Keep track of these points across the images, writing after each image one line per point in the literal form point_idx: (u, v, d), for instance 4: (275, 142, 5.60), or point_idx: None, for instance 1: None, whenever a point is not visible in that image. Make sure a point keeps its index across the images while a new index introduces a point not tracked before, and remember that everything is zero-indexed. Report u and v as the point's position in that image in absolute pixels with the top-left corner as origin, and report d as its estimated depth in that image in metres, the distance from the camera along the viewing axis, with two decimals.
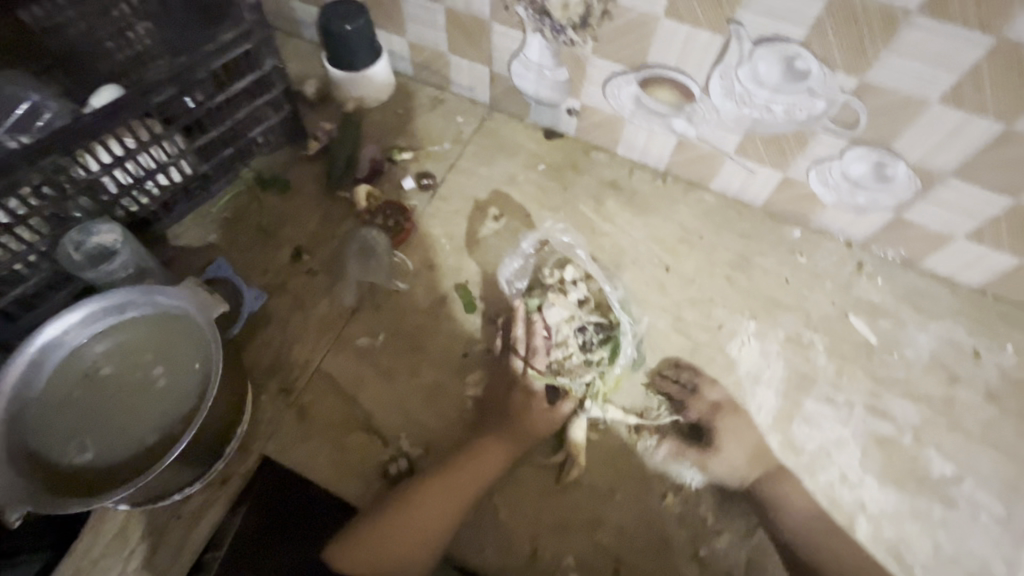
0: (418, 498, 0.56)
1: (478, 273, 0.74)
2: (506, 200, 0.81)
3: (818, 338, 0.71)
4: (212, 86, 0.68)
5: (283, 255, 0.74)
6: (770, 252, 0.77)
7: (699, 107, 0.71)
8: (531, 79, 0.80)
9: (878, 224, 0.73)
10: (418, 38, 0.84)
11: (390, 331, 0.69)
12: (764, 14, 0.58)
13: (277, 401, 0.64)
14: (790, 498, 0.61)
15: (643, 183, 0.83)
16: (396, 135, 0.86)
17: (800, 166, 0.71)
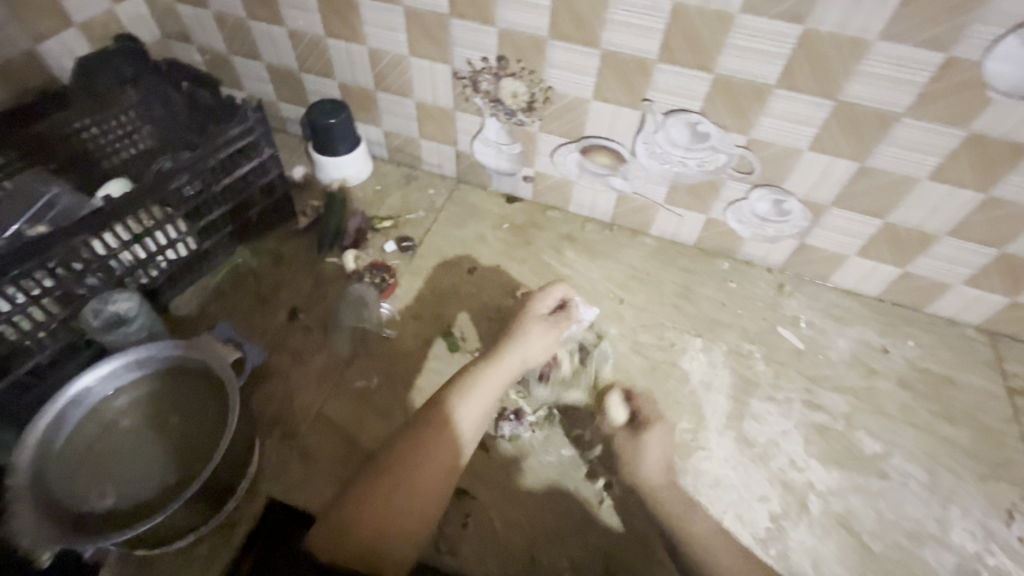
0: (418, 480, 0.55)
1: (458, 318, 0.84)
2: (478, 255, 0.93)
3: (755, 348, 0.83)
4: (218, 172, 0.79)
5: (280, 315, 0.83)
6: (706, 282, 0.91)
7: (631, 167, 0.86)
8: (491, 154, 0.95)
9: (788, 251, 0.88)
10: (392, 127, 0.98)
11: (384, 374, 0.77)
12: (668, 92, 0.74)
13: (280, 447, 0.70)
14: (753, 484, 0.69)
15: (593, 233, 0.97)
16: (377, 208, 0.98)
17: (718, 208, 0.87)
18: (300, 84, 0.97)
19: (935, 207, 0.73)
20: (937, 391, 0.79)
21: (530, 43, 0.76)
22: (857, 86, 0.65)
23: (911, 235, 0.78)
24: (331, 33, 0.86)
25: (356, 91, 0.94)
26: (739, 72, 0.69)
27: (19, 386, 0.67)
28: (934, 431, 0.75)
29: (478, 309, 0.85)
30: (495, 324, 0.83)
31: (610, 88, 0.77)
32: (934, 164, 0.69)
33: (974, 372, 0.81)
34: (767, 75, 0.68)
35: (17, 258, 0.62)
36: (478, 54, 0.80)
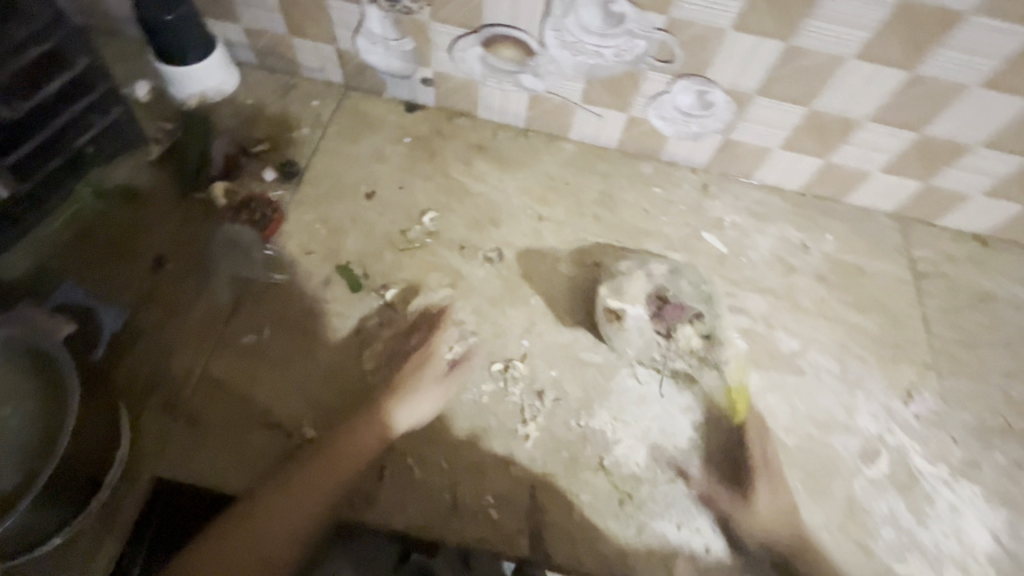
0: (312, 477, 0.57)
1: (359, 251, 0.74)
2: (378, 176, 0.81)
3: (677, 255, 0.79)
4: (14, 92, 0.62)
5: (141, 266, 0.70)
6: (630, 187, 0.84)
7: (541, 61, 0.75)
8: (379, 53, 0.80)
9: (712, 148, 0.82)
10: (252, 22, 0.80)
11: (277, 324, 0.67)
12: None
13: (163, 416, 0.61)
14: (677, 395, 0.68)
15: (507, 140, 0.86)
16: (251, 128, 0.82)
17: (639, 103, 0.78)
18: None
19: (858, 90, 0.68)
20: (850, 282, 0.80)
21: None
22: None
23: (834, 123, 0.73)
24: None
25: None
26: None
27: None
28: (846, 322, 0.76)
29: (381, 240, 0.75)
30: (403, 254, 0.75)
31: None
32: (864, 41, 0.63)
33: (886, 260, 0.82)
34: None
35: None
36: None
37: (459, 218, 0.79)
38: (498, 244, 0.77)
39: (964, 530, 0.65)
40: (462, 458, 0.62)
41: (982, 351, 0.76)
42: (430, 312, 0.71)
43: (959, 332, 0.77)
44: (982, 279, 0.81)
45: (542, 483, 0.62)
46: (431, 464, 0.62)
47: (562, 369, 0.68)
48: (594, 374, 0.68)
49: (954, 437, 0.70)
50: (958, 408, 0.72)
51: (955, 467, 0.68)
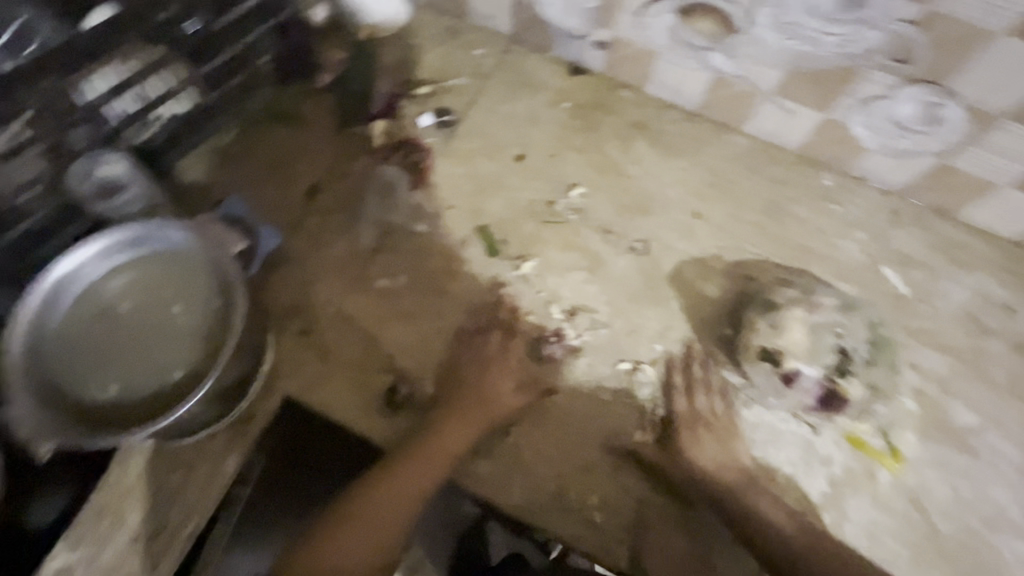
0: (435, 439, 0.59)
1: (500, 216, 0.71)
2: (530, 140, 0.77)
3: (845, 286, 0.70)
4: (217, 6, 0.63)
5: (298, 192, 0.72)
6: (803, 199, 0.74)
7: (741, 40, 0.66)
8: (559, 7, 0.74)
9: (918, 171, 0.70)
10: None
11: (412, 274, 0.67)
12: None
13: (298, 340, 0.64)
14: (819, 445, 0.60)
15: (672, 123, 0.79)
16: (413, 69, 0.81)
17: (845, 105, 0.67)
18: None
19: None
20: None
21: None
22: None
23: None
24: None
25: None
26: None
27: (12, 248, 0.60)
28: None
29: (523, 209, 0.72)
30: (543, 227, 0.71)
31: None
32: None
33: None
34: None
35: None
36: None
37: (607, 200, 0.73)
38: (643, 236, 0.71)
39: None
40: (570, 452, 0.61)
41: None
42: (563, 294, 0.67)
43: None
44: None
45: (647, 494, 0.60)
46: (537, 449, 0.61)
47: (691, 385, 0.63)
48: (727, 400, 0.62)
49: None
50: None
51: None
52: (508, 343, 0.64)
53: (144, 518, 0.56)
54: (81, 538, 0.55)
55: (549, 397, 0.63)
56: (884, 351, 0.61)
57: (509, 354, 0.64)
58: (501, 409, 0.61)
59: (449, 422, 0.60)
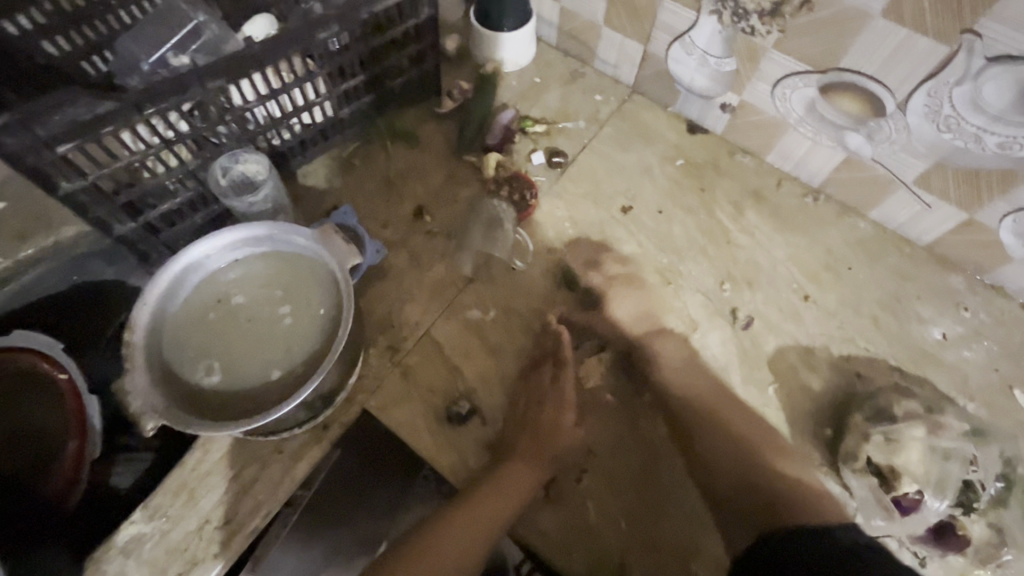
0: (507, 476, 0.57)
1: (598, 265, 0.70)
2: (638, 192, 0.76)
3: (970, 403, 0.63)
4: (369, 30, 0.67)
5: (405, 211, 0.74)
6: (928, 299, 0.68)
7: (888, 125, 0.62)
8: (690, 66, 0.73)
9: None
10: (572, 5, 0.78)
11: (502, 309, 0.67)
12: (1016, 26, 0.48)
13: (384, 356, 0.64)
14: None
15: (790, 196, 0.75)
16: (531, 106, 0.82)
17: (996, 210, 0.61)
18: None
19: None
20: None
21: None
22: None
23: None
24: None
25: None
26: None
27: (148, 227, 0.64)
28: None
29: (623, 261, 0.71)
30: (640, 283, 0.69)
31: (920, 6, 0.52)
32: None
33: None
34: None
35: (154, 95, 0.54)
36: None
37: (710, 266, 0.71)
38: (745, 310, 0.68)
39: None
40: (636, 518, 0.58)
41: None
42: (654, 357, 0.64)
43: None
44: None
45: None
46: (603, 509, 0.58)
47: None
48: None
49: None
50: None
51: None
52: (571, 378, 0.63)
53: (214, 506, 0.57)
54: (156, 510, 0.56)
55: (620, 455, 0.60)
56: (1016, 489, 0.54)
57: (566, 389, 0.62)
58: (569, 445, 0.59)
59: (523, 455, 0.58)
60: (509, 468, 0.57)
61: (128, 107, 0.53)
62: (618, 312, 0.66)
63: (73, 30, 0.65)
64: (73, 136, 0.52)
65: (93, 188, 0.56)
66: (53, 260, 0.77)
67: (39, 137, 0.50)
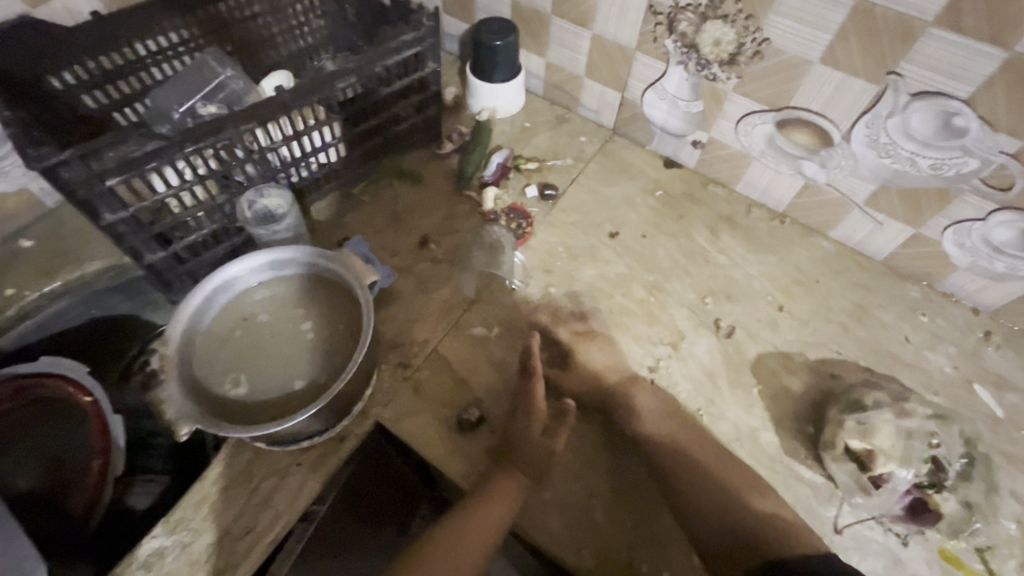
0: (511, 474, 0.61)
1: (591, 284, 0.76)
2: (622, 220, 0.83)
3: (935, 398, 0.69)
4: (380, 81, 0.76)
5: (411, 241, 0.80)
6: (889, 307, 0.76)
7: (837, 153, 0.71)
8: (663, 108, 0.83)
9: (1013, 294, 0.70)
10: (557, 59, 0.89)
11: (504, 326, 0.72)
12: (929, 68, 0.59)
13: (394, 372, 0.69)
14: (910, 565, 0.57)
15: (759, 221, 0.84)
16: (523, 148, 0.91)
17: (936, 224, 0.70)
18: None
19: None
20: None
21: None
22: None
23: None
24: None
25: (530, 12, 0.85)
26: None
27: (176, 257, 0.70)
28: None
29: (613, 281, 0.77)
30: (629, 299, 0.75)
31: (850, 53, 0.62)
32: None
33: None
34: None
35: (193, 136, 0.61)
36: None
37: (692, 283, 0.77)
38: (726, 320, 0.74)
39: None
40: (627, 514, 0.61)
41: None
42: (646, 364, 0.70)
43: None
44: None
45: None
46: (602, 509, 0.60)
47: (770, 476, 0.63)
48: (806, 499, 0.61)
49: None
50: None
51: None
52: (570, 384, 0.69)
53: (234, 517, 0.59)
54: (179, 522, 0.58)
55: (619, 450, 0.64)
56: (981, 469, 0.59)
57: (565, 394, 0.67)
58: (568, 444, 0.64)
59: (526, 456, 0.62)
60: (498, 476, 0.60)
61: (171, 145, 0.60)
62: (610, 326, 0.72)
63: (109, 85, 0.72)
64: (120, 171, 0.58)
65: (132, 218, 0.62)
66: (72, 294, 0.80)
67: (93, 172, 0.56)
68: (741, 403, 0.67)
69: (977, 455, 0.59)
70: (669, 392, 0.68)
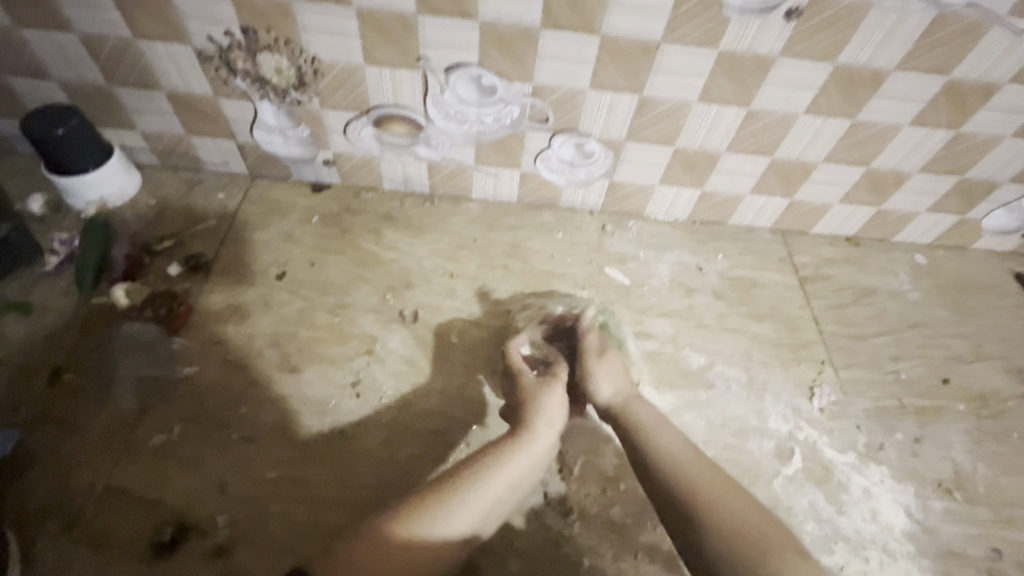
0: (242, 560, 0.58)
1: (273, 331, 0.74)
2: (287, 257, 0.82)
3: (585, 291, 0.84)
4: None
5: (37, 381, 0.67)
6: (535, 236, 0.90)
7: (430, 133, 0.81)
8: (278, 141, 0.84)
9: (602, 191, 0.90)
10: (151, 127, 0.83)
11: (187, 420, 0.65)
12: (441, 47, 0.70)
13: (61, 541, 0.58)
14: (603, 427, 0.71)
15: (414, 208, 0.91)
16: (156, 226, 0.83)
17: (528, 161, 0.85)
18: (6, 90, 0.78)
19: (712, 126, 0.78)
20: (746, 295, 0.87)
21: (274, 9, 0.66)
22: (615, 18, 0.65)
23: (700, 158, 0.83)
24: (25, 19, 0.69)
25: (86, 88, 0.78)
26: (504, 17, 0.66)
27: None
28: (747, 332, 0.82)
29: (295, 316, 0.76)
30: (318, 328, 0.75)
31: (381, 51, 0.70)
32: (700, 86, 0.72)
33: (774, 270, 0.90)
34: (529, 16, 0.65)
35: None
36: (218, 26, 0.69)
37: (372, 286, 0.81)
38: (412, 305, 0.79)
39: (880, 511, 0.69)
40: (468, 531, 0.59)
41: (870, 339, 0.84)
42: (354, 383, 0.71)
43: (848, 327, 0.85)
44: (859, 276, 0.91)
45: None
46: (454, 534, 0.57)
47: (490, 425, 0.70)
48: None
49: (857, 424, 0.75)
50: (860, 396, 0.78)
51: (863, 453, 0.73)
52: (278, 446, 0.65)
53: None
54: None
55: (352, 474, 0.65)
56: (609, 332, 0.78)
57: (274, 456, 0.65)
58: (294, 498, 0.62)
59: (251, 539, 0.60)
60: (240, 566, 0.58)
61: None
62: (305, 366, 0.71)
63: None
64: None
65: None
66: None
67: None
68: (444, 375, 0.73)
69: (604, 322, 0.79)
70: (377, 399, 0.70)
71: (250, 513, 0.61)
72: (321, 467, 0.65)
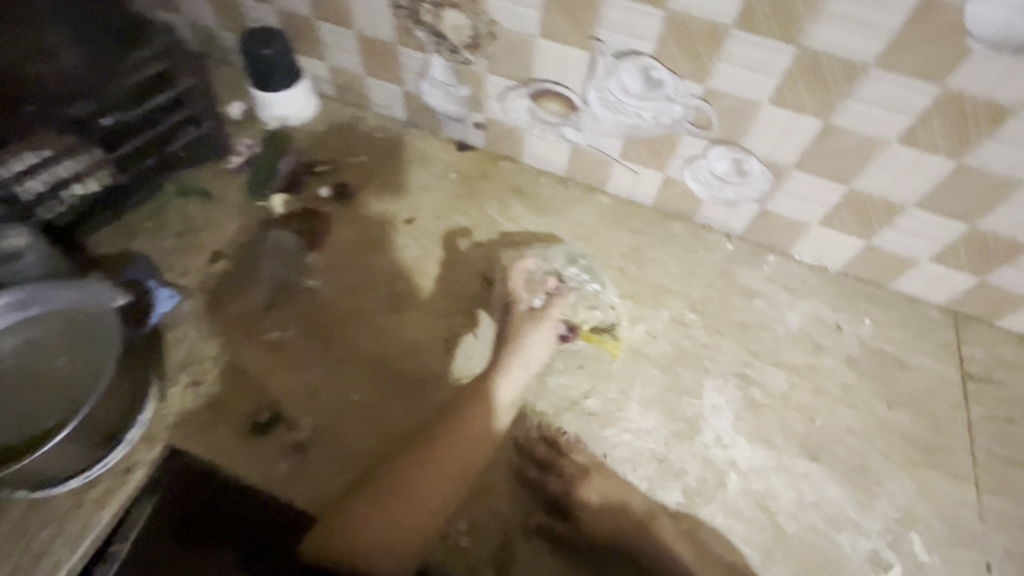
0: (315, 464, 0.65)
1: (392, 269, 0.79)
2: (418, 205, 0.86)
3: (696, 316, 0.79)
4: (124, 102, 0.72)
5: (202, 257, 0.78)
6: (659, 245, 0.85)
7: (583, 116, 0.79)
8: (439, 96, 0.88)
9: (749, 216, 0.82)
10: (336, 62, 0.91)
11: (302, 326, 0.73)
12: (619, 31, 0.67)
13: (186, 394, 0.68)
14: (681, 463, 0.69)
15: (546, 188, 0.90)
16: (319, 150, 0.92)
17: (676, 166, 0.80)
18: (236, 9, 0.90)
19: (903, 173, 0.67)
20: (886, 373, 0.75)
21: None
22: (822, 29, 0.57)
23: (878, 205, 0.71)
24: None
25: (294, 17, 0.87)
26: (695, 9, 0.61)
27: None
28: (874, 415, 0.72)
29: (412, 262, 0.80)
30: (429, 277, 0.79)
31: (558, 26, 0.70)
32: (905, 125, 0.62)
33: (929, 354, 0.77)
34: (723, 12, 0.60)
35: None
36: None
37: (485, 252, 0.83)
38: None
39: None
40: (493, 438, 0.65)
41: None
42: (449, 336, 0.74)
43: (1007, 447, 0.71)
44: None
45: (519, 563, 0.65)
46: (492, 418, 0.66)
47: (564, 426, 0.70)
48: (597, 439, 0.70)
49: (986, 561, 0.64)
50: (993, 529, 0.66)
51: None
52: (365, 374, 0.70)
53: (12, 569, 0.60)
54: None
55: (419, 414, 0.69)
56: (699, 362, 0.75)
57: (359, 382, 0.70)
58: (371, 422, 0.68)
59: (327, 447, 0.66)
60: (312, 465, 0.65)
61: None
62: (409, 311, 0.75)
63: None
64: None
65: None
66: None
67: None
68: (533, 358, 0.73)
69: (687, 346, 0.76)
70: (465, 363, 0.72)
71: (332, 425, 0.67)
72: (395, 403, 0.69)
